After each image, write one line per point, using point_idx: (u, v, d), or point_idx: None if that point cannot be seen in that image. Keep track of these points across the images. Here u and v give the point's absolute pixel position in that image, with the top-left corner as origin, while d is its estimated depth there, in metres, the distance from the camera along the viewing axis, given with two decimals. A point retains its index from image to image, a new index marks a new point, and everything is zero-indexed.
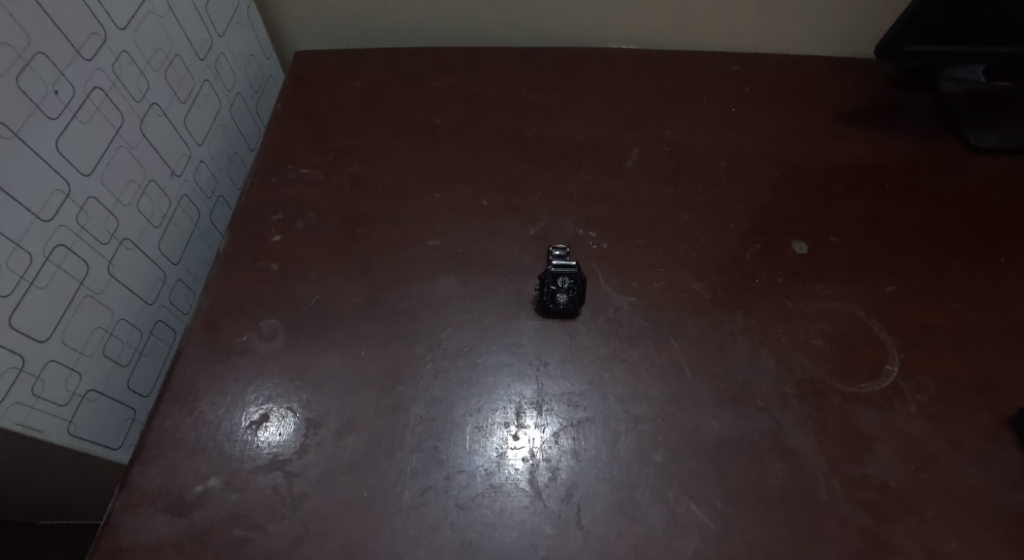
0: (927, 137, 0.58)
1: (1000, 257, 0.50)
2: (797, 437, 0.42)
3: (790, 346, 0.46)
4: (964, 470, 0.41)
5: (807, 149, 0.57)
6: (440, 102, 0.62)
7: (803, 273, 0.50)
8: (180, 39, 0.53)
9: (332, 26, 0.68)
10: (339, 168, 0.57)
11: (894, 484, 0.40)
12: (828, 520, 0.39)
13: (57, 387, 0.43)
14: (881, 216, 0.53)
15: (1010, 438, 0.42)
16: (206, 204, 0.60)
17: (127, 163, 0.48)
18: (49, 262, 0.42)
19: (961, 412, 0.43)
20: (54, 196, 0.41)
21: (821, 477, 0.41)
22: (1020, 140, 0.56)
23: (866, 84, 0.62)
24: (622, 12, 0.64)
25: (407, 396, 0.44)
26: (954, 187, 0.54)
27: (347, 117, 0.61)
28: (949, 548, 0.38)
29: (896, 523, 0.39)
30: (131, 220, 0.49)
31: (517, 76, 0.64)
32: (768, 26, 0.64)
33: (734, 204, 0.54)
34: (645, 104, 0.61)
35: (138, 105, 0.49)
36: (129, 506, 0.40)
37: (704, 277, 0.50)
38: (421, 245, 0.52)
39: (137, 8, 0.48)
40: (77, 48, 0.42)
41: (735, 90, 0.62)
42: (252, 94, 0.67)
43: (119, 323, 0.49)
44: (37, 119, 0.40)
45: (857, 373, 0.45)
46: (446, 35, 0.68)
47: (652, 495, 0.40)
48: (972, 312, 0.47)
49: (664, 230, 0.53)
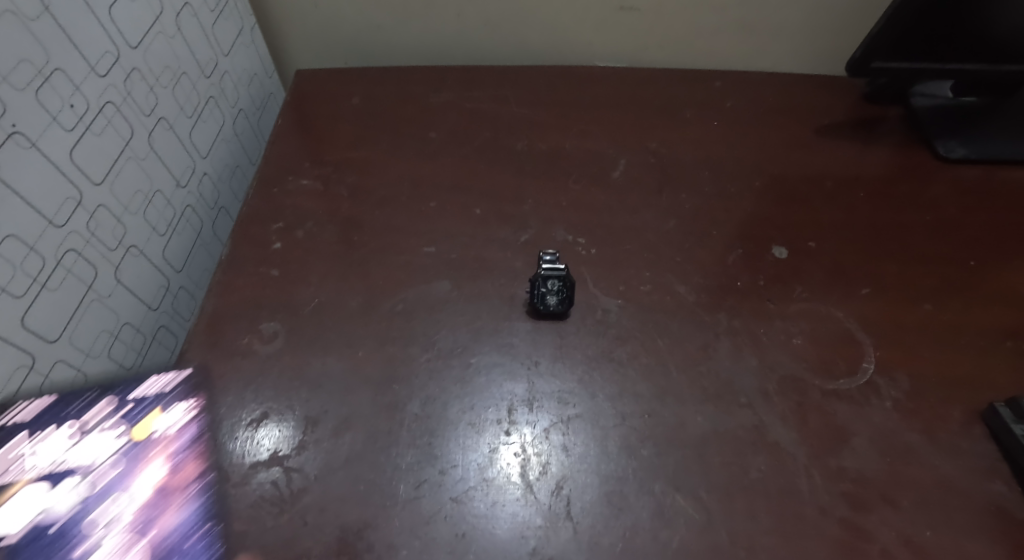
0: (900, 148, 0.60)
1: (971, 261, 0.52)
2: (778, 431, 0.44)
3: (770, 345, 0.48)
4: (939, 462, 0.42)
5: (787, 160, 0.60)
6: (435, 117, 0.65)
7: (783, 276, 0.52)
8: (187, 58, 0.56)
9: (333, 45, 0.71)
10: (338, 179, 0.59)
11: (872, 476, 0.42)
12: (808, 510, 0.41)
13: (64, 387, 0.45)
14: (858, 222, 0.55)
15: (981, 432, 0.44)
16: (208, 215, 0.62)
17: (136, 174, 0.50)
18: (61, 266, 0.44)
19: (935, 407, 0.45)
20: (67, 203, 0.43)
21: (801, 470, 0.42)
22: (987, 150, 0.58)
23: (843, 97, 0.65)
24: (608, 32, 0.67)
25: (403, 395, 0.46)
26: (928, 194, 0.56)
27: (345, 131, 0.64)
28: (925, 536, 0.39)
29: (874, 512, 0.40)
30: (137, 228, 0.51)
31: (510, 92, 0.67)
32: (747, 43, 0.67)
33: (717, 211, 0.56)
34: (632, 117, 0.64)
35: (147, 119, 0.51)
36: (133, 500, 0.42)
37: (689, 280, 0.52)
38: (416, 251, 0.54)
39: (147, 28, 0.50)
40: (92, 65, 0.45)
41: (718, 104, 0.65)
42: (254, 110, 0.69)
43: (125, 327, 0.51)
44: (52, 130, 0.42)
45: (836, 371, 0.46)
46: (441, 54, 0.71)
47: (638, 488, 0.42)
48: (945, 312, 0.49)
49: (650, 236, 0.55)
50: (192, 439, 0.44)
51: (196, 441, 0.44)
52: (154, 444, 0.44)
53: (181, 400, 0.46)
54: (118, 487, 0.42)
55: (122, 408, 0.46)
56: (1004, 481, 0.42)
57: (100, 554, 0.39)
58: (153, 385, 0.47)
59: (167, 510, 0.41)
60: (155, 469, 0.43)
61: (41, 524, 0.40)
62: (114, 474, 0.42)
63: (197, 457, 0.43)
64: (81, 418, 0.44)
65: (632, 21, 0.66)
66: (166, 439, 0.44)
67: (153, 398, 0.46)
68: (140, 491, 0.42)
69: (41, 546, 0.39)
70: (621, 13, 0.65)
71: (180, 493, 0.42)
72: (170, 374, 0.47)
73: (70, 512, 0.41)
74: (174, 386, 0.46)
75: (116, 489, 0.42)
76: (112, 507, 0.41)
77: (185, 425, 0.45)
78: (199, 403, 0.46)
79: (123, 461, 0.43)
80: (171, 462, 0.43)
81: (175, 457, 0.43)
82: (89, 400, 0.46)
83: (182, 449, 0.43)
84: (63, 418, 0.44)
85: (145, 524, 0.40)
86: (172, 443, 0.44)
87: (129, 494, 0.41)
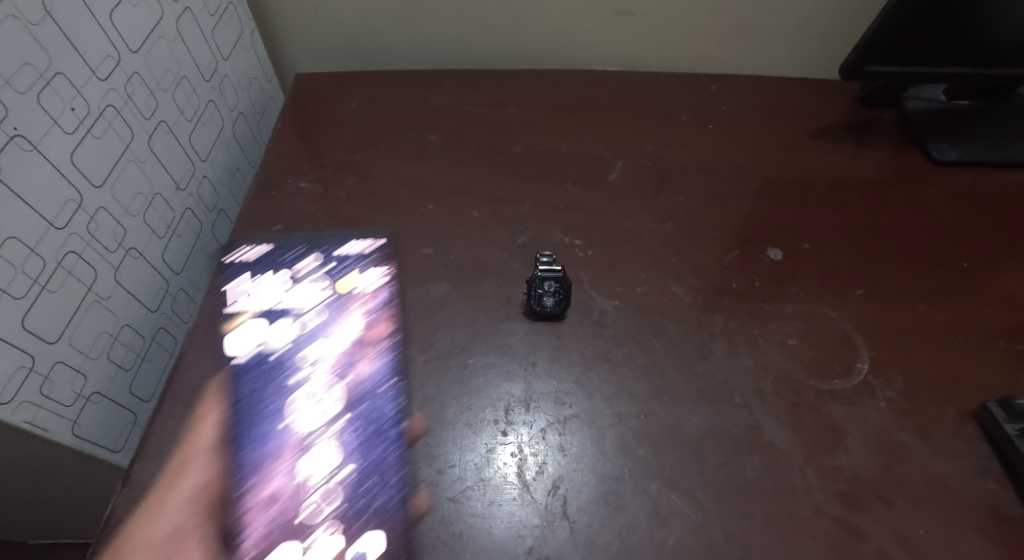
0: (894, 151, 0.60)
1: (964, 262, 0.52)
2: (773, 431, 0.44)
3: (765, 346, 0.48)
4: (932, 462, 0.43)
5: (782, 162, 0.60)
6: (433, 119, 0.65)
7: (779, 277, 0.52)
8: (188, 62, 0.56)
9: (332, 49, 0.72)
10: (337, 181, 0.60)
11: (866, 475, 0.42)
12: (803, 509, 0.41)
13: (63, 388, 0.45)
14: (852, 223, 0.55)
15: (974, 431, 0.44)
16: (208, 218, 0.62)
17: (136, 176, 0.51)
18: (61, 268, 0.44)
19: (929, 407, 0.45)
20: (67, 205, 0.44)
21: (796, 469, 0.42)
22: (979, 153, 0.59)
23: (838, 100, 0.65)
24: (605, 36, 0.68)
25: (400, 396, 0.46)
26: (922, 196, 0.57)
27: (345, 134, 0.64)
28: (918, 535, 0.40)
29: (868, 511, 0.41)
30: (137, 230, 0.51)
31: (508, 95, 0.67)
32: (742, 48, 0.68)
33: (713, 213, 0.57)
34: (629, 120, 0.64)
35: (147, 122, 0.52)
36: (131, 502, 0.41)
37: (686, 282, 0.52)
38: (414, 253, 0.55)
39: (148, 33, 0.51)
40: (93, 69, 0.45)
41: (714, 107, 0.65)
42: (254, 114, 0.70)
43: (124, 329, 0.51)
44: (54, 133, 0.42)
45: (830, 371, 0.47)
46: (439, 58, 0.71)
47: (635, 487, 0.42)
48: (938, 313, 0.49)
49: (647, 238, 0.55)
50: (385, 299, 0.51)
51: (387, 305, 0.51)
52: (353, 299, 0.52)
53: (375, 267, 0.54)
54: (324, 330, 0.49)
55: (319, 263, 0.54)
56: (997, 481, 0.42)
57: (309, 383, 0.47)
58: (346, 250, 0.55)
59: (360, 360, 0.48)
60: (352, 323, 0.50)
61: (264, 353, 0.48)
62: (318, 321, 0.50)
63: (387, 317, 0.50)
64: (289, 266, 0.54)
65: (629, 25, 0.66)
66: (363, 299, 0.51)
67: (353, 260, 0.54)
68: (334, 337, 0.49)
69: (266, 370, 0.47)
70: (617, 17, 0.66)
71: (373, 345, 0.49)
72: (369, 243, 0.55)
73: (283, 344, 0.49)
74: (371, 252, 0.55)
75: (321, 333, 0.49)
76: (317, 346, 0.49)
77: (379, 286, 0.52)
78: (392, 272, 0.53)
79: (325, 309, 0.51)
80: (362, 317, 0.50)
81: (366, 314, 0.51)
82: (292, 250, 0.55)
83: (376, 307, 0.51)
84: (275, 267, 0.54)
85: (341, 367, 0.47)
86: (364, 300, 0.51)
87: (330, 337, 0.49)
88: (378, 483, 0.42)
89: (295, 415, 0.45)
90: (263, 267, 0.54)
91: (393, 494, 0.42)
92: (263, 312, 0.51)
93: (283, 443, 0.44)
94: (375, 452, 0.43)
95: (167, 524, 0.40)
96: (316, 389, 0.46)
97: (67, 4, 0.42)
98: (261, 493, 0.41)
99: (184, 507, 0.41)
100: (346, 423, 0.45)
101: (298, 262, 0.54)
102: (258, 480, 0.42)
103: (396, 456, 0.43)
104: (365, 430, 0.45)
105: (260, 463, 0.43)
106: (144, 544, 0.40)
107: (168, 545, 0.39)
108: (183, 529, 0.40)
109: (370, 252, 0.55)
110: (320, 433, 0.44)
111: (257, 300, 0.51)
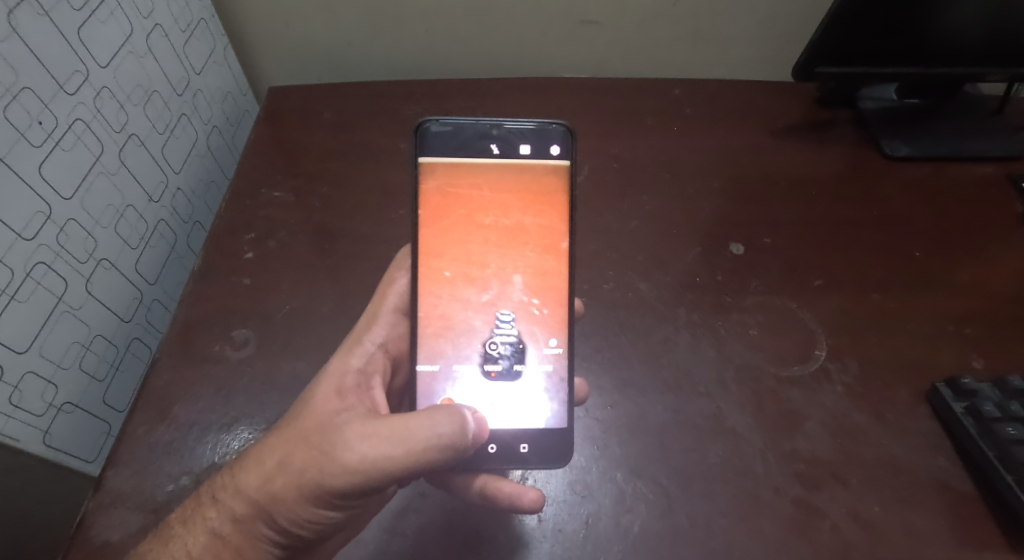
0: (850, 147, 0.63)
1: (916, 252, 0.54)
2: (735, 418, 0.45)
3: (727, 337, 0.50)
4: (886, 441, 0.44)
5: (743, 161, 0.62)
6: (405, 128, 0.66)
7: (740, 270, 0.54)
8: (159, 76, 0.57)
9: (304, 61, 0.73)
10: (310, 190, 0.61)
11: (823, 456, 0.44)
12: (762, 491, 0.42)
13: (34, 398, 0.46)
14: (811, 217, 0.57)
15: (926, 411, 0.46)
16: (182, 228, 0.63)
17: (106, 189, 0.51)
18: (30, 278, 0.44)
19: (883, 389, 0.47)
20: (36, 217, 0.45)
21: (757, 453, 0.44)
22: (930, 148, 0.61)
23: (797, 99, 0.67)
24: (570, 44, 0.69)
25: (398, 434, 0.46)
26: (876, 190, 0.59)
27: (318, 144, 0.65)
28: (872, 511, 0.41)
29: (825, 490, 0.42)
30: (109, 241, 0.52)
31: (479, 102, 0.68)
32: (703, 54, 0.70)
33: (677, 212, 0.58)
34: (596, 123, 0.66)
35: (118, 136, 0.52)
36: (103, 506, 0.43)
37: (650, 278, 0.54)
38: (386, 257, 0.56)
39: (118, 48, 0.52)
40: (60, 84, 0.46)
41: (677, 110, 0.67)
42: (228, 127, 0.70)
43: (95, 339, 0.52)
44: (21, 147, 0.43)
45: (789, 359, 0.48)
46: (409, 68, 0.73)
47: (601, 476, 0.43)
48: (892, 300, 0.51)
49: (612, 236, 0.56)
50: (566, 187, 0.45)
51: (570, 194, 0.45)
52: (537, 184, 0.45)
53: (558, 153, 0.45)
54: (502, 214, 0.45)
55: (502, 151, 0.45)
56: (947, 457, 0.44)
57: (490, 263, 0.45)
58: (535, 134, 0.45)
59: (526, 248, 0.45)
60: (531, 206, 0.45)
61: (439, 231, 0.44)
62: (496, 201, 0.45)
63: (560, 212, 0.45)
64: (479, 154, 0.45)
65: (593, 34, 0.68)
66: (546, 185, 0.45)
67: (534, 143, 0.45)
68: (508, 224, 0.45)
69: (440, 243, 0.44)
70: (582, 27, 0.67)
71: (545, 237, 0.45)
72: (553, 127, 0.45)
73: (471, 240, 0.45)
74: (548, 139, 0.45)
75: (501, 216, 0.45)
76: (491, 220, 0.45)
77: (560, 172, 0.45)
78: (568, 164, 0.45)
79: (515, 197, 0.45)
80: (541, 209, 0.45)
81: (544, 202, 0.45)
82: (478, 128, 0.45)
83: (554, 190, 0.45)
84: (463, 149, 0.45)
85: (508, 254, 0.45)
86: (547, 194, 0.45)
87: (511, 221, 0.45)
88: (546, 371, 0.45)
89: (468, 289, 0.45)
90: (446, 154, 0.44)
91: (562, 378, 0.44)
92: (447, 195, 0.44)
93: (453, 319, 0.45)
94: (541, 338, 0.45)
95: (357, 360, 0.43)
96: (490, 270, 0.45)
97: (33, 21, 0.43)
98: (434, 365, 0.44)
99: (371, 351, 0.45)
100: (519, 309, 0.45)
101: (486, 146, 0.45)
102: (432, 345, 0.44)
103: (565, 344, 0.45)
104: (536, 317, 0.45)
105: (434, 332, 0.44)
106: (333, 373, 0.42)
107: (354, 380, 0.43)
108: (367, 370, 0.44)
109: (554, 142, 0.45)
110: (489, 313, 0.45)
111: (445, 181, 0.44)
